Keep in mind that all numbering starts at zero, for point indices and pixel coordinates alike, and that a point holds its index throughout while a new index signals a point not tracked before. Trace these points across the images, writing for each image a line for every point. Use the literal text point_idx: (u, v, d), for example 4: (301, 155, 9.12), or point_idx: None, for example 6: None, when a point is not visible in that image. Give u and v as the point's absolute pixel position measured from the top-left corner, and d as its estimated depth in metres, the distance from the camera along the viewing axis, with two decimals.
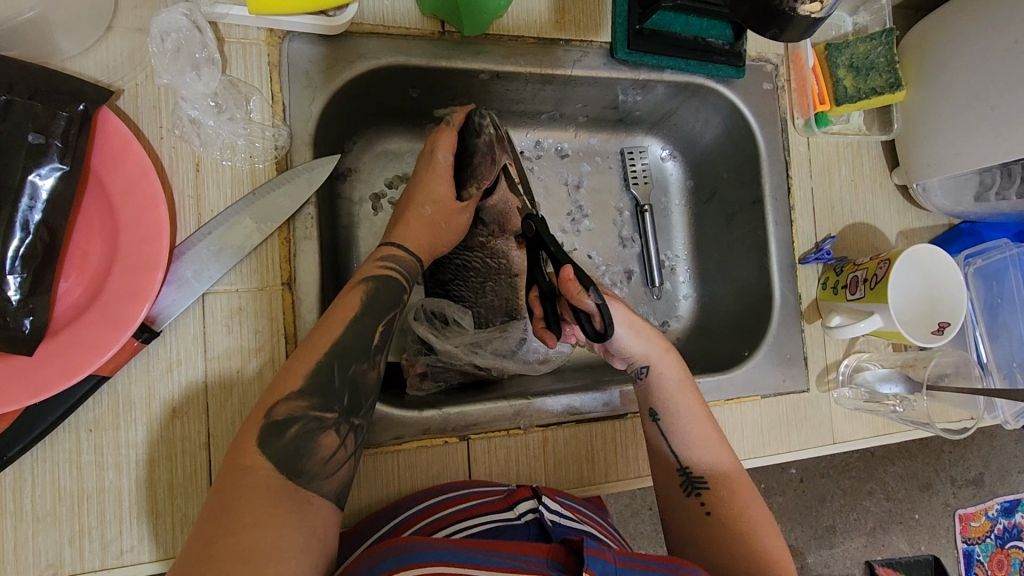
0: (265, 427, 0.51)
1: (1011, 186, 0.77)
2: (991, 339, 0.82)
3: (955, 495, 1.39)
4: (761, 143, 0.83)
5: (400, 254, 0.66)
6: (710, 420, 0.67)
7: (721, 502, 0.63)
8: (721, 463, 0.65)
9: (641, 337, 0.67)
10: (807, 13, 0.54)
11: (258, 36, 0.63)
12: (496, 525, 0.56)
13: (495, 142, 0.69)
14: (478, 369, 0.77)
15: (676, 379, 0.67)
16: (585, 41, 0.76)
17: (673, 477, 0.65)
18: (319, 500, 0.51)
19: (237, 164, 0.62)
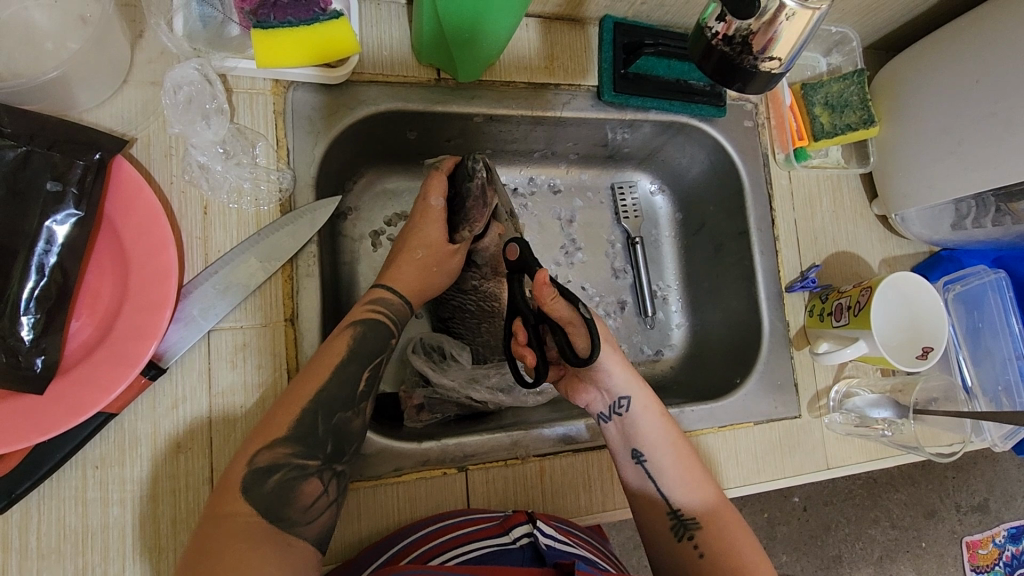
0: (249, 474, 0.53)
1: (986, 214, 0.80)
2: (974, 364, 0.84)
3: (961, 521, 1.38)
4: (744, 178, 0.87)
5: (388, 297, 0.68)
6: (694, 457, 0.68)
7: (713, 543, 0.62)
8: (710, 502, 0.65)
9: (619, 371, 0.69)
10: (767, 70, 0.57)
11: (264, 86, 0.67)
12: (492, 550, 0.57)
13: (487, 187, 0.67)
14: (475, 402, 0.78)
15: (658, 414, 0.69)
16: (573, 85, 0.81)
17: (664, 520, 0.65)
18: (300, 544, 0.53)
19: (243, 207, 0.64)
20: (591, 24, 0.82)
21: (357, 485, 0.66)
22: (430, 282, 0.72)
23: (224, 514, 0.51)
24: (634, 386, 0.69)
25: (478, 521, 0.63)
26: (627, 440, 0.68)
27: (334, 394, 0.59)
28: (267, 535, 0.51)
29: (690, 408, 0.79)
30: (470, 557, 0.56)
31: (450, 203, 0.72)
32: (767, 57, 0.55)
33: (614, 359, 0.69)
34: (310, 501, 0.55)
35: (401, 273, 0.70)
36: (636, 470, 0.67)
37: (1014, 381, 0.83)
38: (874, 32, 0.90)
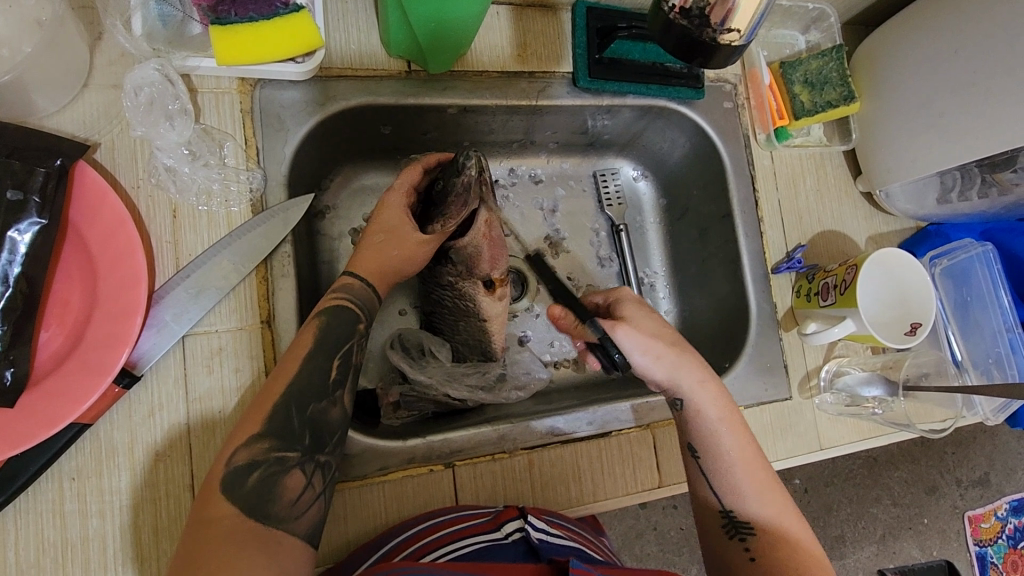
0: (229, 473, 0.52)
1: (972, 186, 0.80)
2: (964, 338, 0.84)
3: (963, 496, 1.38)
4: (725, 160, 0.86)
5: (353, 286, 0.66)
6: (760, 462, 0.64)
7: (767, 551, 0.60)
8: (768, 509, 0.62)
9: (673, 375, 0.66)
10: (728, 42, 0.60)
11: (230, 85, 0.65)
12: (484, 545, 0.57)
13: (473, 185, 0.65)
14: (453, 399, 0.77)
15: (721, 410, 0.66)
16: (547, 72, 0.79)
17: (716, 520, 0.64)
18: (291, 540, 0.52)
19: (213, 209, 0.63)
20: (563, 10, 0.81)
21: (342, 486, 0.65)
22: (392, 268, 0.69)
23: (203, 517, 0.50)
24: (693, 388, 0.66)
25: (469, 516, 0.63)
26: (684, 436, 0.67)
27: (314, 394, 0.58)
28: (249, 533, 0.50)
29: None
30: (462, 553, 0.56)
31: (426, 199, 0.72)
32: (727, 27, 0.58)
33: (663, 364, 0.66)
34: (296, 496, 0.54)
35: (365, 257, 0.68)
36: (695, 468, 0.66)
37: (1003, 355, 0.81)
38: (851, 6, 0.89)
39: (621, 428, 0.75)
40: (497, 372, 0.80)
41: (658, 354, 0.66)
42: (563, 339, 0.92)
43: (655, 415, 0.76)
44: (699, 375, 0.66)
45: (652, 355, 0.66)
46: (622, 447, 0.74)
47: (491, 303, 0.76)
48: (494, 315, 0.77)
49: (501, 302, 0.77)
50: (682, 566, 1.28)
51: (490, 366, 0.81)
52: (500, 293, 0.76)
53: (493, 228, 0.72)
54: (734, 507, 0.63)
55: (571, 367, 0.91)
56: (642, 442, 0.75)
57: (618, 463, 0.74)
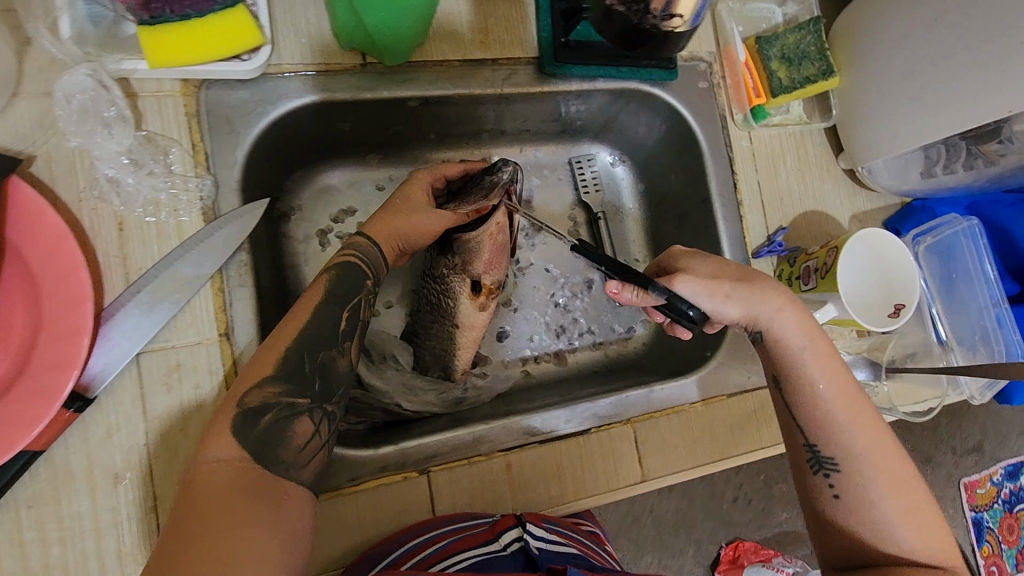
0: (239, 417, 0.53)
1: (957, 159, 0.79)
2: (946, 315, 0.82)
3: (959, 464, 1.38)
4: (702, 142, 0.83)
5: (362, 241, 0.67)
6: (849, 393, 0.61)
7: (853, 488, 0.59)
8: (857, 445, 0.59)
9: (748, 308, 0.62)
10: (672, 28, 0.68)
11: (173, 87, 0.62)
12: (481, 559, 0.56)
13: (500, 187, 0.69)
14: (405, 412, 0.76)
15: (807, 339, 0.62)
16: (511, 59, 0.76)
17: (800, 454, 0.63)
18: (295, 490, 0.52)
19: (162, 219, 0.60)
20: None
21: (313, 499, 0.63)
22: (395, 230, 0.68)
23: (204, 460, 0.50)
24: (772, 317, 0.62)
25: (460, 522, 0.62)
26: (772, 367, 0.65)
27: None
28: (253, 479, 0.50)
29: (659, 387, 0.76)
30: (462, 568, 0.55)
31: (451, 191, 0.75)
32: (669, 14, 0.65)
33: (733, 301, 0.62)
34: (303, 442, 0.55)
35: (377, 216, 0.69)
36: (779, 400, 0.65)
37: (989, 331, 0.79)
38: None
39: (600, 424, 0.74)
40: (455, 395, 0.80)
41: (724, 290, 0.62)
42: (540, 333, 0.91)
43: (634, 410, 0.75)
44: (776, 302, 0.62)
45: (717, 296, 0.62)
46: (602, 443, 0.73)
47: (469, 309, 0.75)
48: (468, 323, 0.76)
49: (480, 313, 0.76)
50: (679, 548, 1.26)
51: (450, 386, 0.80)
52: (482, 302, 0.75)
53: (502, 233, 0.72)
54: (819, 442, 0.61)
55: (552, 360, 0.91)
56: (623, 437, 0.74)
57: (600, 459, 0.72)
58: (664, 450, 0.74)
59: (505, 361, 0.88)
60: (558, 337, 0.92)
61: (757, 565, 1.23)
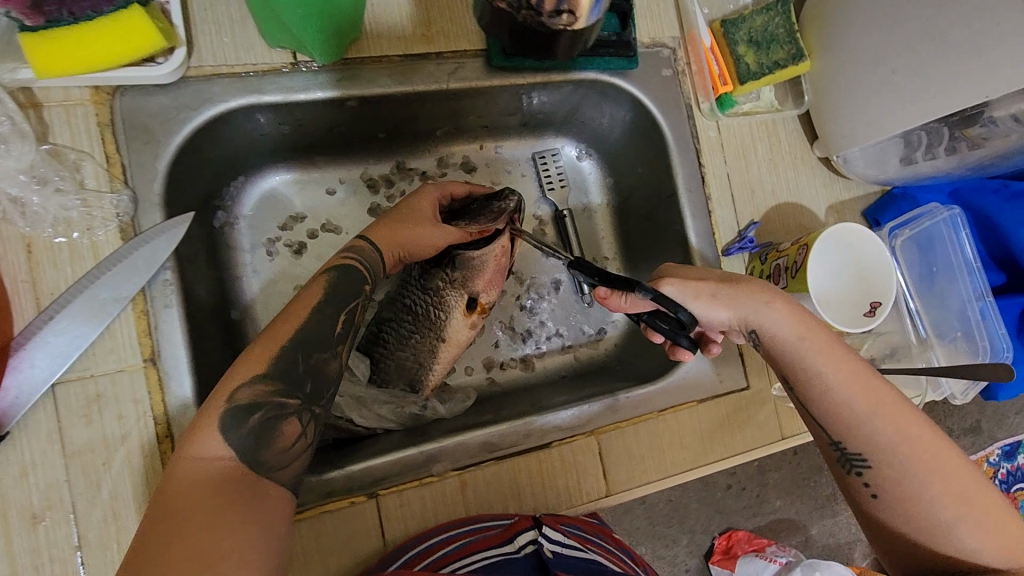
0: (229, 414, 0.49)
1: (939, 143, 0.74)
2: (926, 310, 0.78)
3: (955, 445, 1.34)
4: (666, 134, 0.78)
5: (363, 247, 0.64)
6: (868, 385, 0.55)
7: (890, 485, 0.54)
8: (881, 438, 0.54)
9: (737, 311, 0.59)
10: (565, 27, 0.59)
11: (81, 95, 0.58)
12: (495, 560, 0.57)
13: (507, 215, 0.71)
14: (357, 426, 0.72)
15: (801, 332, 0.57)
16: (457, 51, 0.71)
17: (828, 453, 0.58)
18: (276, 492, 0.49)
19: (74, 239, 0.56)
20: None
21: None
22: (396, 238, 0.66)
23: (187, 458, 0.47)
24: (761, 313, 0.57)
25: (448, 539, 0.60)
26: (775, 367, 0.60)
27: None
28: (239, 481, 0.47)
29: (625, 395, 0.72)
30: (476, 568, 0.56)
31: (452, 212, 0.75)
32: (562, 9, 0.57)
33: (722, 302, 0.59)
34: (287, 444, 0.52)
35: (379, 224, 0.67)
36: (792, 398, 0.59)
37: (973, 323, 0.76)
38: None
39: (561, 437, 0.70)
40: (413, 411, 0.75)
41: (707, 295, 0.59)
42: (506, 337, 0.87)
43: (599, 421, 0.71)
44: (761, 294, 0.58)
45: (702, 299, 0.59)
46: (563, 457, 0.69)
47: (459, 325, 0.74)
48: (454, 339, 0.74)
49: (468, 330, 0.74)
50: (673, 537, 1.19)
51: (407, 402, 0.75)
52: (473, 321, 0.74)
53: (506, 256, 0.72)
54: (844, 440, 0.56)
55: (518, 365, 0.86)
56: (586, 450, 0.70)
57: (561, 475, 0.69)
58: (630, 461, 0.71)
59: (468, 368, 0.84)
60: (524, 341, 0.87)
61: (751, 555, 1.17)
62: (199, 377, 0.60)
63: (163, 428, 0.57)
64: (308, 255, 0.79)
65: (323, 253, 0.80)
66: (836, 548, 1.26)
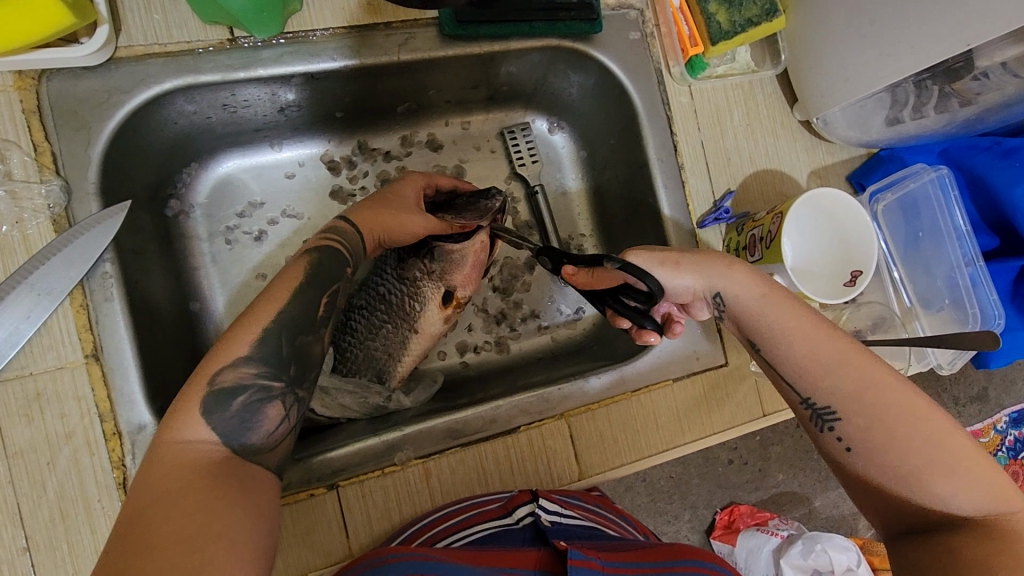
0: (209, 396, 0.47)
1: (927, 101, 0.70)
2: (910, 278, 0.75)
3: (961, 413, 1.31)
4: (635, 101, 0.74)
5: (345, 228, 0.61)
6: (830, 336, 0.53)
7: (866, 437, 0.50)
8: (848, 389, 0.51)
9: (702, 276, 0.57)
10: None
11: (4, 82, 0.55)
12: (495, 531, 0.54)
13: (490, 211, 0.69)
14: (317, 416, 0.69)
15: (762, 292, 0.55)
16: (407, 21, 0.67)
17: (801, 413, 0.54)
18: (263, 475, 0.47)
19: (4, 233, 0.55)
20: None
21: None
22: (380, 221, 0.63)
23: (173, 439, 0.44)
24: (724, 275, 0.56)
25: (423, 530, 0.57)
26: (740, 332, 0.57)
27: None
28: (227, 464, 0.44)
29: (596, 376, 0.70)
30: (474, 540, 0.54)
31: (436, 203, 0.71)
32: None
33: (683, 272, 0.57)
34: (275, 426, 0.49)
35: (361, 207, 0.64)
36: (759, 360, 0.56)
37: (962, 291, 0.72)
38: None
39: (529, 422, 0.68)
40: (378, 400, 0.71)
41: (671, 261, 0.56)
42: (479, 321, 0.84)
43: (569, 404, 0.69)
44: (722, 260, 0.57)
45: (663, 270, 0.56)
46: (532, 443, 0.67)
47: (434, 317, 0.73)
48: (427, 330, 0.73)
49: (442, 323, 0.74)
50: (674, 513, 1.18)
51: (371, 392, 0.71)
52: (448, 314, 0.74)
53: (483, 252, 0.72)
54: (813, 394, 0.52)
55: (493, 349, 0.83)
56: (556, 433, 0.68)
57: (530, 460, 0.67)
58: (602, 444, 0.69)
59: (441, 354, 0.82)
60: (499, 323, 0.84)
61: (753, 529, 1.15)
62: (146, 372, 0.58)
63: (109, 425, 0.55)
64: (268, 243, 0.77)
65: (283, 241, 0.77)
66: (840, 520, 1.24)
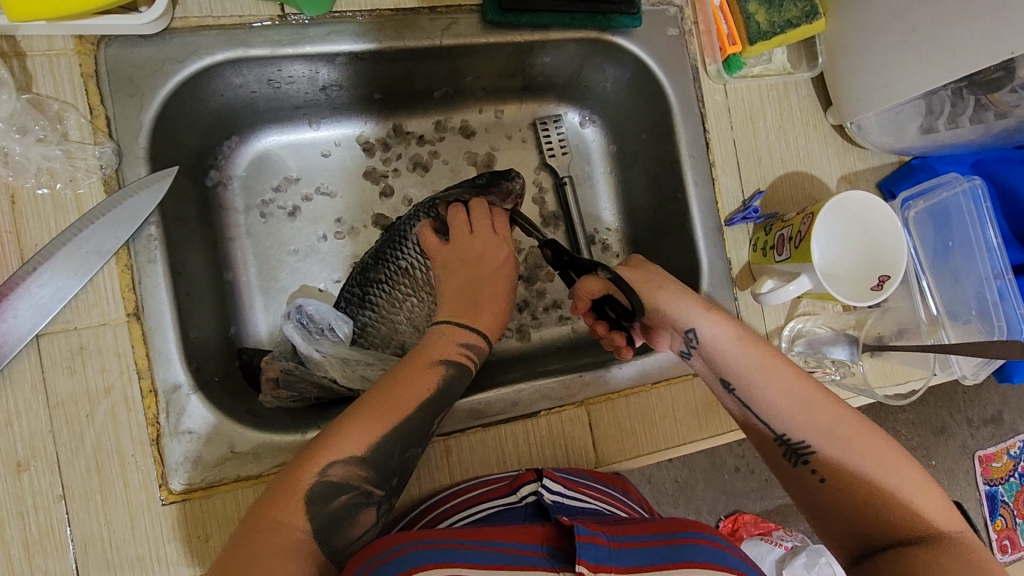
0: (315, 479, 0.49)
1: (962, 112, 0.71)
2: (940, 289, 0.74)
3: (974, 436, 1.30)
4: (670, 97, 0.75)
5: (469, 338, 0.61)
6: (801, 376, 0.55)
7: (840, 468, 0.52)
8: (822, 424, 0.53)
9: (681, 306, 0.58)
10: None
11: (66, 46, 0.57)
12: (499, 509, 0.56)
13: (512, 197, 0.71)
14: (339, 388, 0.68)
15: (740, 338, 0.57)
16: (451, 7, 0.68)
17: (773, 449, 0.55)
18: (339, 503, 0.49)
19: (58, 190, 0.57)
20: None
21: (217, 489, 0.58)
22: (479, 297, 0.63)
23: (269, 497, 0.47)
24: (705, 319, 0.58)
25: (439, 504, 0.60)
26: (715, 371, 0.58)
27: None
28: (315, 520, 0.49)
29: (618, 365, 0.71)
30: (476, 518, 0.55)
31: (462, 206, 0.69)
32: None
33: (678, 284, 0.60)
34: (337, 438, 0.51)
35: (469, 303, 0.63)
36: (733, 402, 0.57)
37: (989, 304, 0.73)
38: None
39: (548, 406, 0.69)
40: None
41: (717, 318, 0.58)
42: None
43: (589, 392, 0.70)
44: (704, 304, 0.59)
45: (651, 288, 0.60)
46: (551, 427, 0.68)
47: None
48: None
49: None
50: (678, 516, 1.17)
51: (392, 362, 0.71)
52: None
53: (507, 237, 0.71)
54: (788, 430, 0.54)
55: (515, 336, 0.84)
56: (575, 420, 0.69)
57: (548, 445, 0.68)
58: (619, 434, 0.70)
59: None
60: (521, 311, 0.85)
61: (757, 539, 1.15)
62: (183, 334, 0.59)
63: (146, 383, 0.57)
64: (301, 218, 0.78)
65: (318, 217, 0.79)
66: None
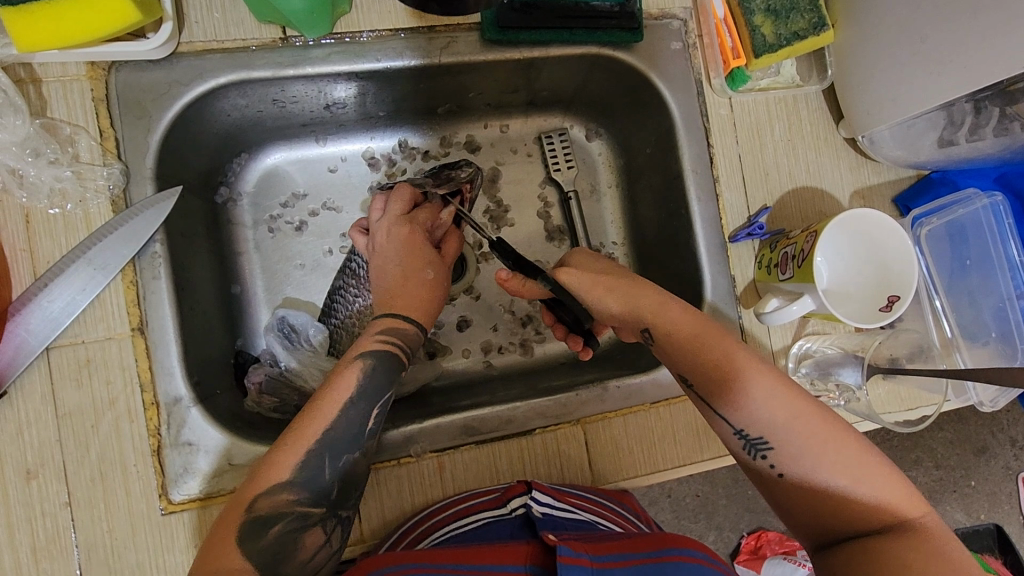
0: (246, 525, 0.47)
1: (985, 124, 0.66)
2: (955, 311, 0.71)
3: (1018, 457, 1.23)
4: (673, 111, 0.74)
5: (403, 330, 0.62)
6: (760, 365, 0.52)
7: (797, 460, 0.49)
8: (777, 417, 0.50)
9: (627, 302, 0.56)
10: None
11: (78, 71, 0.60)
12: (486, 521, 0.56)
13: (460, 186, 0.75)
14: None
15: (694, 327, 0.54)
16: (450, 25, 0.69)
17: (732, 442, 0.52)
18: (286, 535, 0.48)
19: (69, 210, 0.59)
20: None
21: (213, 501, 0.59)
22: (405, 293, 0.64)
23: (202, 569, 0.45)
24: (652, 309, 0.56)
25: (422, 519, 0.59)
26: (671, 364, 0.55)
27: None
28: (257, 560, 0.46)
29: (616, 383, 0.70)
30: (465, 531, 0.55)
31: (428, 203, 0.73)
32: None
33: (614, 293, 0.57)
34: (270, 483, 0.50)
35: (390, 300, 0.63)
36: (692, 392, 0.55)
37: (1011, 325, 0.70)
38: None
39: (545, 424, 0.68)
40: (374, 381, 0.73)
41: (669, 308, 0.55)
42: (505, 322, 0.85)
43: (585, 410, 0.69)
44: (652, 295, 0.56)
45: (596, 291, 0.58)
46: (547, 445, 0.68)
47: None
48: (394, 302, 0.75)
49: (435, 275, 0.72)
50: (697, 533, 1.15)
51: None
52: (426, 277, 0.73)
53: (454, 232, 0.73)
54: (745, 424, 0.51)
55: (517, 350, 0.84)
56: (570, 438, 0.68)
57: (542, 463, 0.67)
58: (617, 453, 0.69)
59: (465, 352, 0.83)
60: (525, 326, 0.85)
61: (780, 557, 1.14)
62: (184, 348, 0.61)
63: (149, 395, 0.59)
64: (309, 232, 0.80)
65: (325, 232, 0.80)
66: None
